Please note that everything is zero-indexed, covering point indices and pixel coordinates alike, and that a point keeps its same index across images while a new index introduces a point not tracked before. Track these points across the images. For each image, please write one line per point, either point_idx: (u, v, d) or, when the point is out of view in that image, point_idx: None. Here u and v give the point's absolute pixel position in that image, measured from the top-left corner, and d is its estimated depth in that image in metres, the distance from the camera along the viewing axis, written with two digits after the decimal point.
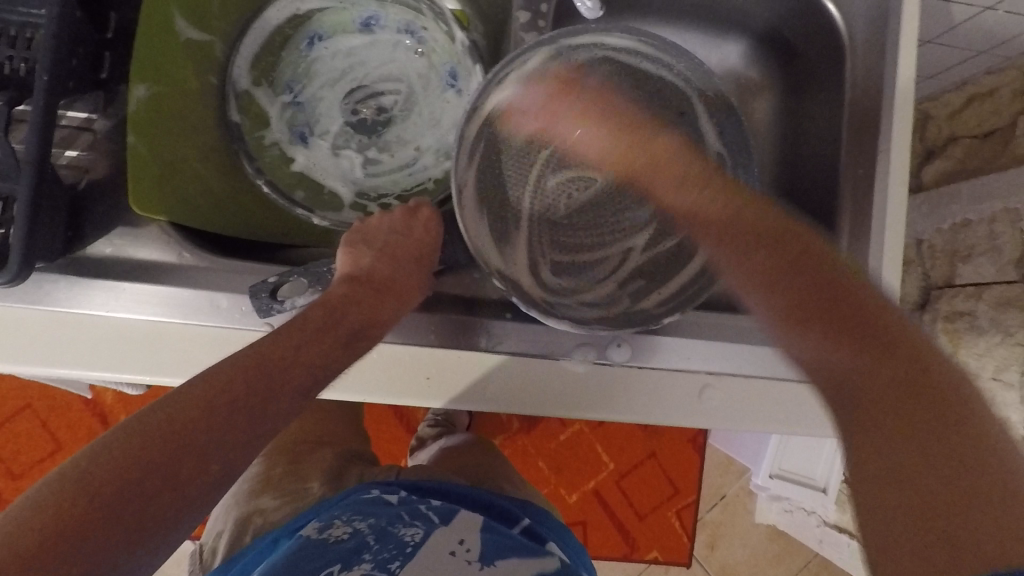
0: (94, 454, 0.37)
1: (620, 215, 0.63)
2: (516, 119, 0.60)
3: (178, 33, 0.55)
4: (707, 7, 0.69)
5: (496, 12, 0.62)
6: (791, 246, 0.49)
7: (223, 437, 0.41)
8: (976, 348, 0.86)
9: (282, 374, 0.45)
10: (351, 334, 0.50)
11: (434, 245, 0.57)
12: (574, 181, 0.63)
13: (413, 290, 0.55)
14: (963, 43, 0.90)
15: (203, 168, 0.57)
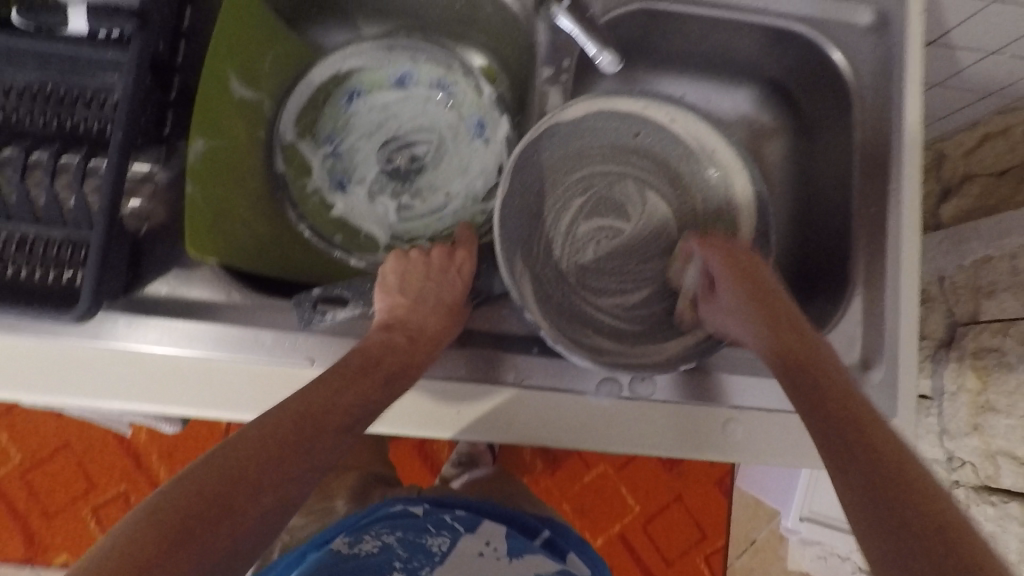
0: (167, 491, 0.40)
1: (642, 266, 0.66)
2: (552, 172, 0.64)
3: (231, 92, 0.60)
4: (715, 58, 0.72)
5: (520, 68, 0.68)
6: (803, 343, 0.54)
7: (277, 475, 0.44)
8: (1006, 384, 0.96)
9: (328, 417, 0.48)
10: (386, 376, 0.53)
11: (463, 290, 0.60)
12: (601, 233, 0.66)
13: (444, 333, 0.57)
14: (971, 88, 0.94)
15: (249, 213, 0.61)
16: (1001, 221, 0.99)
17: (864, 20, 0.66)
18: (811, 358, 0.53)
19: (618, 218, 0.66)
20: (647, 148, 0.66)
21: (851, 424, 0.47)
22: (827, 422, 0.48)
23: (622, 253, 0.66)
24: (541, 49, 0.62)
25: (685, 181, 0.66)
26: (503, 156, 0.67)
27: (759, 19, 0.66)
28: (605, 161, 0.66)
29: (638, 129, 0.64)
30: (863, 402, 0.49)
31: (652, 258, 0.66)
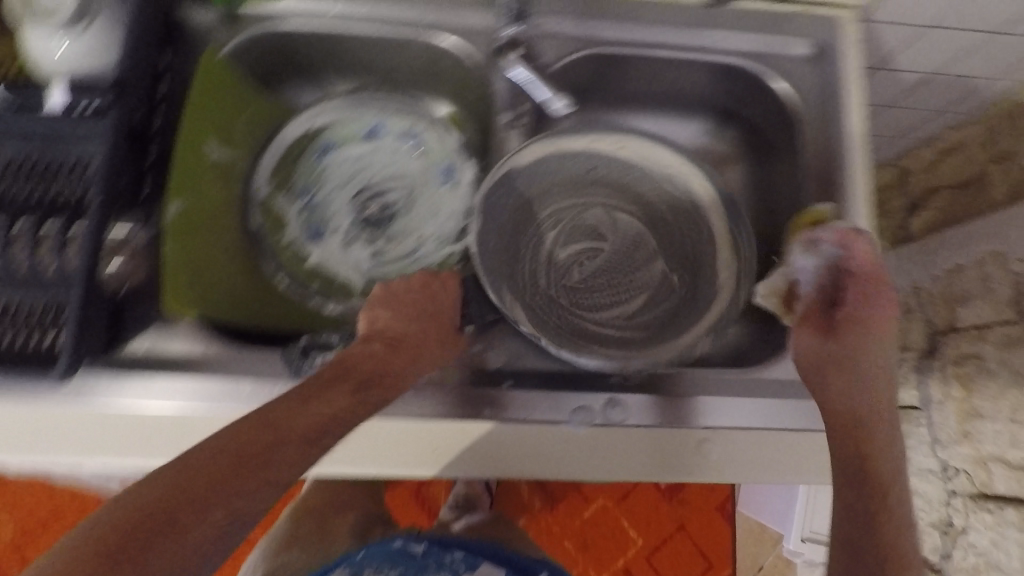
0: (114, 506, 0.41)
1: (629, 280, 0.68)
2: (519, 202, 0.68)
3: (208, 154, 0.64)
4: (662, 91, 0.74)
5: (481, 112, 0.71)
6: (856, 371, 0.56)
7: (226, 491, 0.43)
8: (990, 391, 0.99)
9: (291, 429, 0.47)
10: (359, 385, 0.51)
11: (451, 307, 0.60)
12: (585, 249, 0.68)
13: (424, 344, 0.56)
14: (924, 106, 0.99)
15: (225, 267, 0.64)
16: (978, 228, 1.06)
17: (804, 52, 0.70)
18: (863, 388, 0.55)
19: (596, 240, 0.69)
20: (601, 173, 0.69)
21: (864, 475, 0.52)
22: (856, 479, 0.52)
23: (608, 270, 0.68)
24: (501, 98, 0.66)
25: (644, 198, 0.69)
26: (471, 198, 0.70)
27: (707, 57, 0.70)
28: (565, 191, 0.69)
29: (585, 157, 0.68)
30: (890, 452, 0.53)
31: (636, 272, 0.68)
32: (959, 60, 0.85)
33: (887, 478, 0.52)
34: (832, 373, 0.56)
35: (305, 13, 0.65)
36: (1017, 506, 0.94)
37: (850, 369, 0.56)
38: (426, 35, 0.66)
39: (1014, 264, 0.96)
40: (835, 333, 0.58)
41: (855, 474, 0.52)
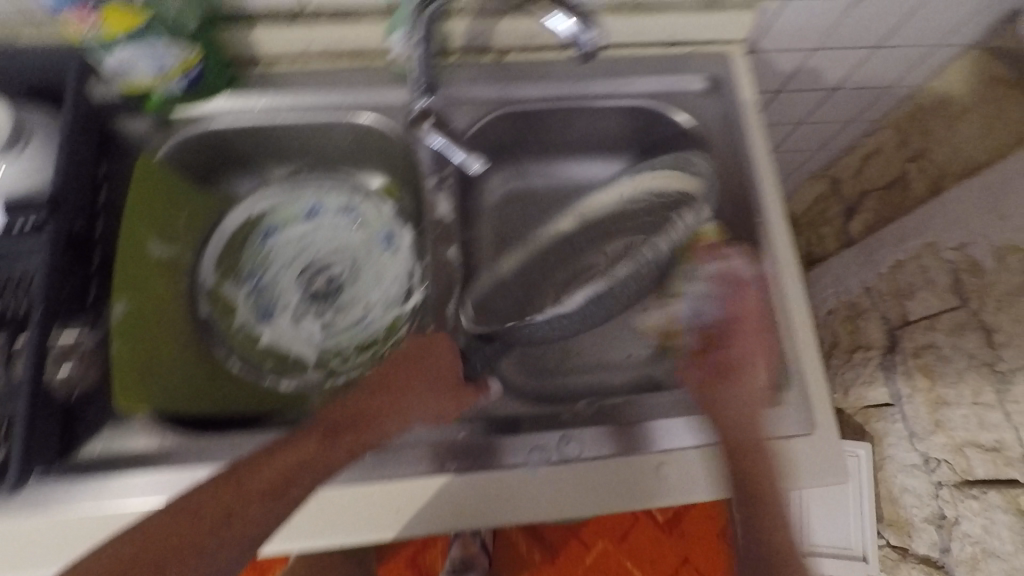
0: (85, 562, 0.45)
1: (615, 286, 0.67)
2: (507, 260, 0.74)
3: (150, 253, 0.66)
4: (577, 139, 0.79)
5: (410, 179, 0.75)
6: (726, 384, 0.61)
7: (186, 547, 0.46)
8: (949, 376, 1.02)
9: (260, 482, 0.50)
10: (334, 432, 0.54)
11: (453, 361, 0.61)
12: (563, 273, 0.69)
13: (406, 391, 0.58)
14: (833, 118, 1.06)
15: (179, 359, 0.65)
16: (908, 224, 1.11)
17: (701, 86, 0.76)
18: (735, 399, 0.60)
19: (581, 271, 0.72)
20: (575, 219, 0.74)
21: (739, 480, 0.58)
22: (735, 485, 0.58)
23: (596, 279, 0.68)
24: (427, 163, 0.70)
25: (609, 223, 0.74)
26: (412, 261, 0.74)
27: (615, 102, 0.74)
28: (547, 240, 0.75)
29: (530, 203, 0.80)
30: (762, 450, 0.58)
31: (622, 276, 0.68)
32: (854, 76, 0.92)
33: (761, 476, 0.57)
34: (723, 410, 0.60)
35: (234, 110, 0.69)
36: (1001, 488, 0.95)
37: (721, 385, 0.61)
38: (351, 117, 0.70)
39: (947, 252, 1.02)
40: (720, 373, 0.61)
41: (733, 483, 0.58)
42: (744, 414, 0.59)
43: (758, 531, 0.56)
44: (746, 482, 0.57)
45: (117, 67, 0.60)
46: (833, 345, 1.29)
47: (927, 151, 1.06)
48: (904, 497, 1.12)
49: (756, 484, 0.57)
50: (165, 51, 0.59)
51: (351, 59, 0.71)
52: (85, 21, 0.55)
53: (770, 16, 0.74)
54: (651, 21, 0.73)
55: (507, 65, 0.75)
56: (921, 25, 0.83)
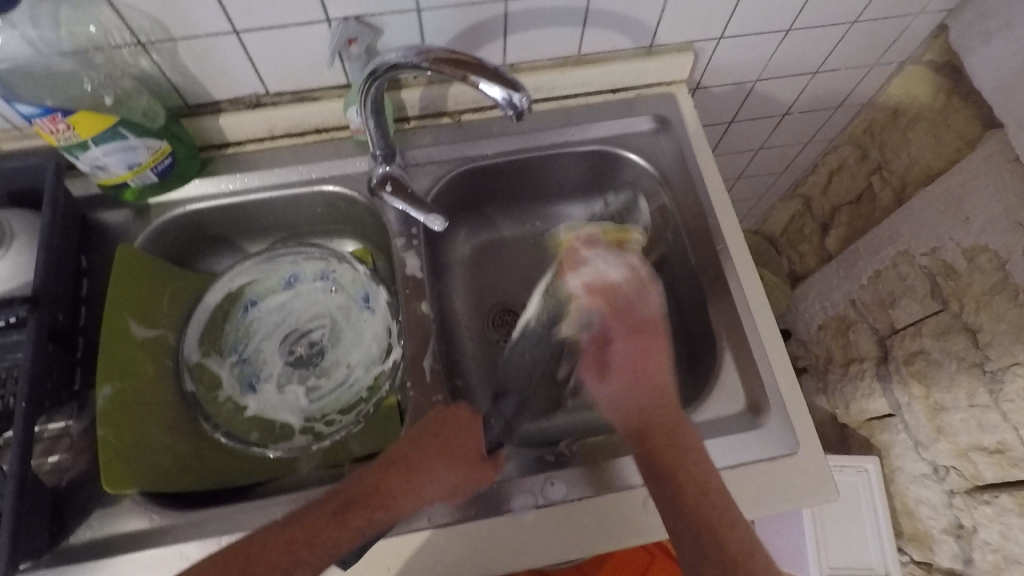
0: None
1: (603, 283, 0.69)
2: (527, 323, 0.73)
3: (133, 335, 0.68)
4: (539, 188, 0.83)
5: (382, 240, 0.79)
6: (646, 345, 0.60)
7: None
8: (943, 381, 1.00)
9: (278, 557, 0.51)
10: (357, 505, 0.55)
11: (477, 434, 0.61)
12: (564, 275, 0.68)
13: (430, 464, 0.58)
14: (786, 141, 1.11)
15: (166, 437, 0.66)
16: (879, 235, 1.11)
17: (649, 125, 0.81)
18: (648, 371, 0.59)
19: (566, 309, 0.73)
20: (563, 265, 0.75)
21: (667, 474, 0.56)
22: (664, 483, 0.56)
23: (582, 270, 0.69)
24: (393, 224, 0.73)
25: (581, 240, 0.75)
26: (388, 319, 0.75)
27: (570, 149, 0.79)
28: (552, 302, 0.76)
29: (500, 253, 0.85)
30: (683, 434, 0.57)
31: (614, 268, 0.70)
32: (796, 101, 0.98)
33: (688, 472, 0.55)
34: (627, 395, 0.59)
35: (207, 193, 0.73)
36: (1009, 492, 0.93)
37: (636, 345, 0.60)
38: (317, 187, 0.74)
39: (920, 258, 1.01)
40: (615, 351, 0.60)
41: (659, 472, 0.56)
42: (654, 387, 0.59)
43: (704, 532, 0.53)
44: (671, 476, 0.55)
45: (93, 165, 0.63)
46: (828, 360, 1.29)
47: (887, 162, 1.08)
48: (920, 509, 1.11)
49: (682, 481, 0.55)
50: (136, 147, 0.63)
51: (315, 134, 0.76)
52: (57, 129, 0.58)
53: (707, 57, 0.82)
54: (590, 72, 0.77)
55: (463, 124, 0.79)
56: (851, 48, 0.88)
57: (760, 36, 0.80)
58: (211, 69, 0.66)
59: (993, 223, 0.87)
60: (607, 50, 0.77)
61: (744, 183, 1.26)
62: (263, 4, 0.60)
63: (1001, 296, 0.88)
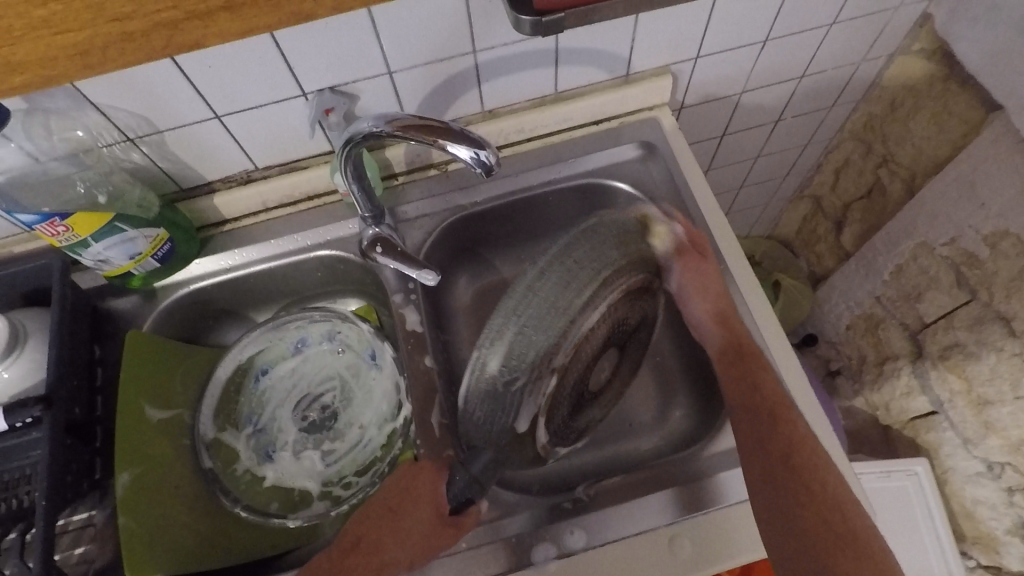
0: None
1: (569, 311, 0.55)
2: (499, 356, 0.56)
3: (148, 418, 0.69)
4: (534, 227, 0.83)
5: (383, 298, 0.80)
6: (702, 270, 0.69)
7: None
8: (983, 373, 0.94)
9: None
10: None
11: (435, 498, 0.62)
12: (511, 307, 0.56)
13: (389, 541, 0.61)
14: (784, 146, 1.10)
15: (187, 516, 0.67)
16: (896, 227, 1.07)
17: (635, 153, 0.81)
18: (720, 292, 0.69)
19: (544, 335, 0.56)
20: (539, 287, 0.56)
21: (760, 396, 0.63)
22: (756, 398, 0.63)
23: (538, 301, 0.55)
24: (391, 282, 0.74)
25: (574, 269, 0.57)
26: (395, 376, 0.75)
27: (558, 186, 0.79)
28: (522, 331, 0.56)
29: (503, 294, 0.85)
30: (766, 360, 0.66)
31: (579, 284, 0.55)
32: (788, 106, 0.97)
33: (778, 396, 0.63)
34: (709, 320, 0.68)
35: (208, 272, 0.75)
36: None
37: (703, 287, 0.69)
38: (313, 253, 0.76)
39: (941, 249, 0.97)
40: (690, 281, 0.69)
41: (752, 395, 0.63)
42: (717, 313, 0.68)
43: (792, 450, 0.60)
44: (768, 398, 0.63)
45: (96, 260, 0.66)
46: (861, 360, 1.24)
47: (892, 154, 1.04)
48: (980, 509, 1.05)
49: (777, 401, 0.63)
50: (135, 238, 0.66)
51: (308, 201, 0.77)
52: (57, 232, 0.61)
53: (687, 77, 0.81)
54: (570, 108, 0.78)
55: (450, 174, 0.80)
56: (835, 48, 0.86)
57: (737, 49, 0.79)
58: (200, 154, 0.69)
59: (1011, 206, 0.84)
60: (583, 84, 0.77)
61: (747, 192, 1.24)
62: (241, 88, 0.62)
63: None
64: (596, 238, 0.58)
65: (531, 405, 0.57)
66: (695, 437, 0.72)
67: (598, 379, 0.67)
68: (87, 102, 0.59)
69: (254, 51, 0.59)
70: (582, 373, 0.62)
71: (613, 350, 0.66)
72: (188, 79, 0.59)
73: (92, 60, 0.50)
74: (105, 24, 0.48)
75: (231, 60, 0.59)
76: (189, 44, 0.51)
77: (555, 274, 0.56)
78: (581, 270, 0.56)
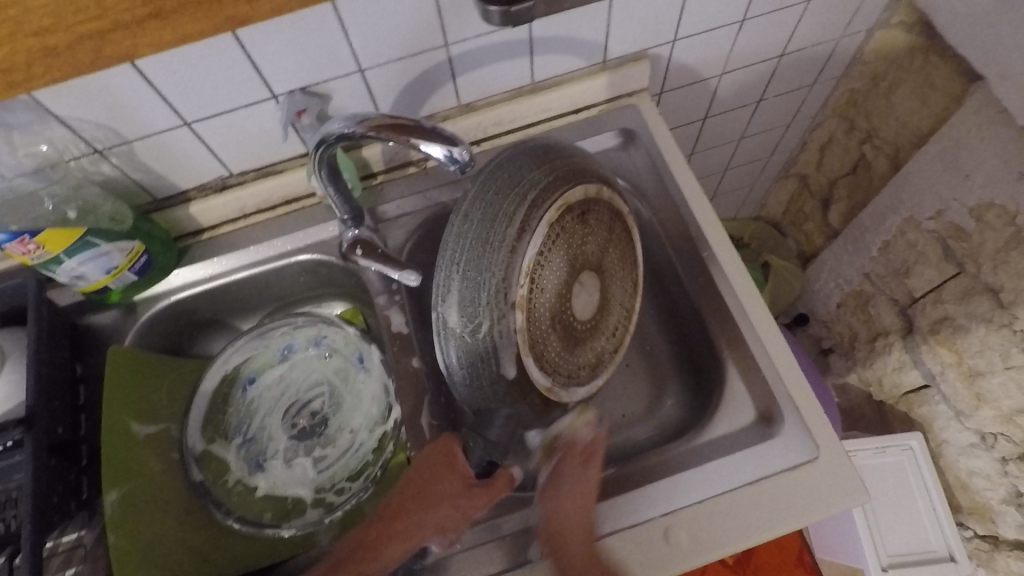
0: None
1: (505, 242, 0.53)
2: (452, 310, 0.55)
3: (134, 433, 0.68)
4: None
5: (368, 300, 0.79)
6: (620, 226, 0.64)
7: None
8: (973, 345, 0.94)
9: None
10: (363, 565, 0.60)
11: (459, 464, 0.62)
12: (453, 257, 0.55)
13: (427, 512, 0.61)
14: (766, 127, 1.09)
15: (177, 531, 0.66)
16: (882, 203, 1.06)
17: (616, 140, 0.80)
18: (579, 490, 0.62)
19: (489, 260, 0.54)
20: (469, 223, 0.56)
21: None
22: None
23: (471, 242, 0.55)
24: (375, 283, 0.74)
25: (496, 191, 0.56)
26: (384, 378, 0.74)
27: None
28: (475, 265, 0.54)
29: None
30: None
31: (504, 212, 0.55)
32: (768, 87, 0.96)
33: None
34: (558, 518, 0.60)
35: (189, 282, 0.74)
36: None
37: (623, 257, 0.64)
38: (294, 258, 0.75)
39: (928, 223, 0.97)
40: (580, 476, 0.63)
41: None
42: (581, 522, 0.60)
43: None
44: None
45: (71, 276, 0.64)
46: (853, 338, 1.24)
47: (875, 130, 1.04)
48: (974, 481, 1.05)
49: None
50: (110, 252, 0.64)
51: (285, 206, 0.76)
52: (28, 250, 0.59)
53: (665, 61, 0.80)
54: (548, 98, 0.77)
55: (430, 170, 0.79)
56: (812, 25, 0.86)
57: (715, 31, 0.78)
58: (171, 162, 0.67)
59: (995, 177, 0.83)
60: (561, 73, 0.76)
61: (733, 174, 1.24)
62: (207, 94, 0.61)
63: (1018, 253, 0.83)
64: (513, 166, 0.58)
65: (509, 345, 0.54)
66: (688, 424, 0.71)
67: (585, 307, 0.60)
68: (50, 114, 0.57)
69: (218, 54, 0.57)
70: (556, 303, 0.57)
71: (585, 274, 0.60)
72: (152, 86, 0.58)
73: (16, 75, 0.49)
74: (26, 39, 0.47)
75: (195, 65, 0.57)
76: (118, 55, 0.50)
77: (478, 214, 0.56)
78: (505, 203, 0.55)
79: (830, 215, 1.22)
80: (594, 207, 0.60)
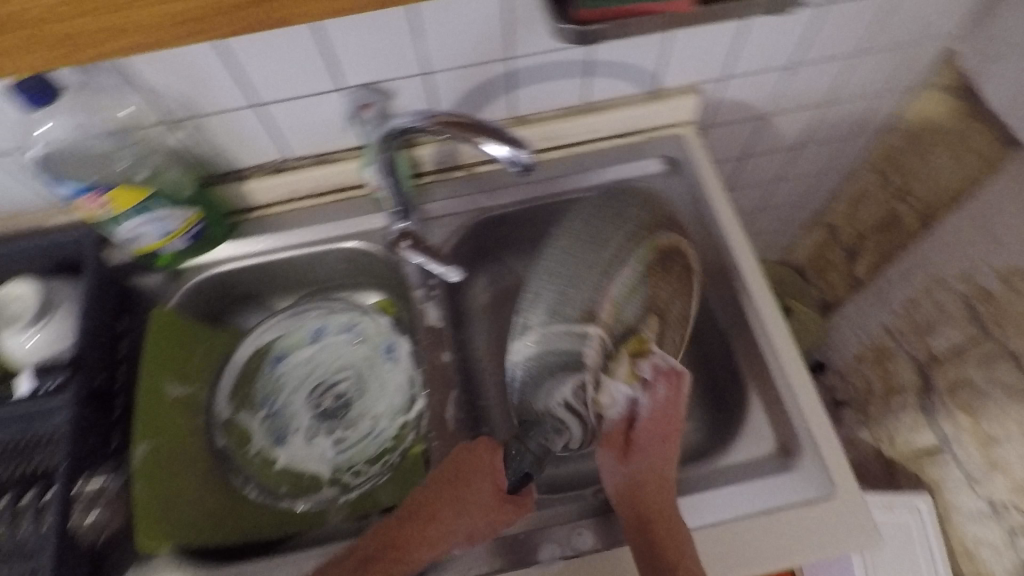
0: None
1: (600, 264, 0.63)
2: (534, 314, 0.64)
3: (166, 394, 0.70)
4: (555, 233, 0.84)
5: (403, 293, 0.82)
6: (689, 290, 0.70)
7: None
8: (993, 411, 0.94)
9: None
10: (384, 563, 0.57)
11: (496, 470, 0.61)
12: (547, 266, 0.64)
13: (455, 519, 0.59)
14: (801, 173, 1.11)
15: (196, 493, 0.68)
16: (911, 259, 1.07)
17: (660, 167, 0.83)
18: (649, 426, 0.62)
19: (576, 280, 0.63)
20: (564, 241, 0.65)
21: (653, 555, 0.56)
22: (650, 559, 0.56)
23: (563, 256, 0.64)
24: (413, 276, 0.76)
25: (595, 228, 0.65)
26: (411, 369, 0.76)
27: (582, 193, 0.81)
28: (561, 279, 0.63)
29: None
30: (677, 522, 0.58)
31: (602, 241, 0.64)
32: (808, 133, 0.99)
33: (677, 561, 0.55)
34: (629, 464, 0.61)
35: (235, 255, 0.77)
36: None
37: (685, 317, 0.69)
38: (337, 245, 0.78)
39: (954, 283, 0.98)
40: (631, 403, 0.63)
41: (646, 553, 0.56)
42: (658, 454, 0.62)
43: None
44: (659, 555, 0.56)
45: (128, 236, 0.68)
46: (869, 392, 1.24)
47: (910, 187, 1.05)
48: (981, 550, 1.03)
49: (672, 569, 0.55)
50: (168, 216, 0.68)
51: (334, 195, 0.79)
52: (95, 206, 0.63)
53: (713, 96, 0.83)
54: (597, 119, 0.80)
55: (478, 176, 0.82)
56: (858, 78, 0.88)
57: (764, 73, 0.81)
58: (237, 139, 0.71)
59: None
60: (613, 96, 0.79)
61: (764, 216, 1.26)
62: (286, 76, 0.64)
63: None
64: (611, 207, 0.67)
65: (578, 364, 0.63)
66: (704, 450, 0.72)
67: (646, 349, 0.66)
68: (138, 81, 0.61)
69: (302, 42, 0.61)
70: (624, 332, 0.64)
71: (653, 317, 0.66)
72: (238, 63, 0.61)
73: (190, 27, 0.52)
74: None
75: (280, 49, 0.61)
76: (283, 18, 0.53)
77: (580, 232, 0.64)
78: (604, 230, 0.65)
79: (857, 267, 1.23)
80: (672, 258, 0.68)
